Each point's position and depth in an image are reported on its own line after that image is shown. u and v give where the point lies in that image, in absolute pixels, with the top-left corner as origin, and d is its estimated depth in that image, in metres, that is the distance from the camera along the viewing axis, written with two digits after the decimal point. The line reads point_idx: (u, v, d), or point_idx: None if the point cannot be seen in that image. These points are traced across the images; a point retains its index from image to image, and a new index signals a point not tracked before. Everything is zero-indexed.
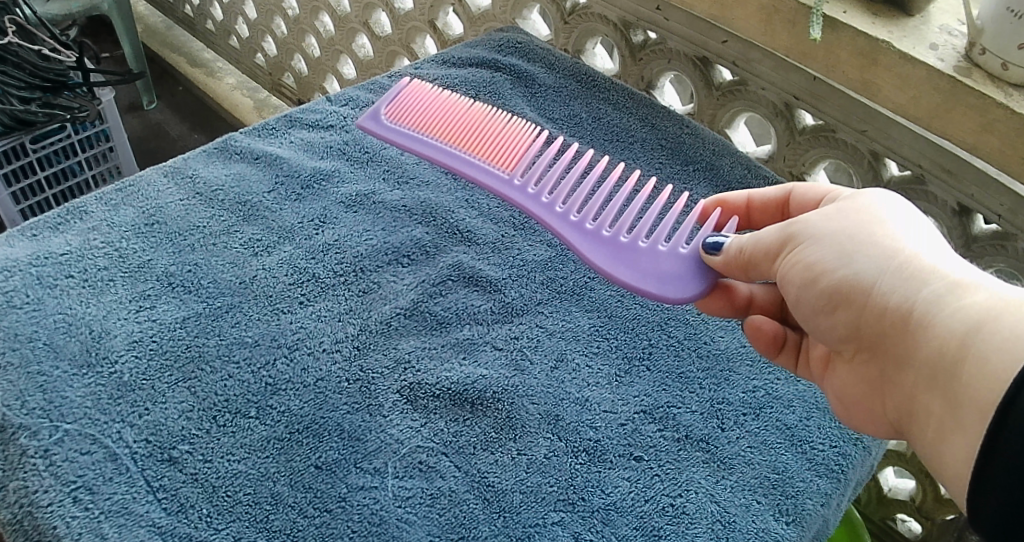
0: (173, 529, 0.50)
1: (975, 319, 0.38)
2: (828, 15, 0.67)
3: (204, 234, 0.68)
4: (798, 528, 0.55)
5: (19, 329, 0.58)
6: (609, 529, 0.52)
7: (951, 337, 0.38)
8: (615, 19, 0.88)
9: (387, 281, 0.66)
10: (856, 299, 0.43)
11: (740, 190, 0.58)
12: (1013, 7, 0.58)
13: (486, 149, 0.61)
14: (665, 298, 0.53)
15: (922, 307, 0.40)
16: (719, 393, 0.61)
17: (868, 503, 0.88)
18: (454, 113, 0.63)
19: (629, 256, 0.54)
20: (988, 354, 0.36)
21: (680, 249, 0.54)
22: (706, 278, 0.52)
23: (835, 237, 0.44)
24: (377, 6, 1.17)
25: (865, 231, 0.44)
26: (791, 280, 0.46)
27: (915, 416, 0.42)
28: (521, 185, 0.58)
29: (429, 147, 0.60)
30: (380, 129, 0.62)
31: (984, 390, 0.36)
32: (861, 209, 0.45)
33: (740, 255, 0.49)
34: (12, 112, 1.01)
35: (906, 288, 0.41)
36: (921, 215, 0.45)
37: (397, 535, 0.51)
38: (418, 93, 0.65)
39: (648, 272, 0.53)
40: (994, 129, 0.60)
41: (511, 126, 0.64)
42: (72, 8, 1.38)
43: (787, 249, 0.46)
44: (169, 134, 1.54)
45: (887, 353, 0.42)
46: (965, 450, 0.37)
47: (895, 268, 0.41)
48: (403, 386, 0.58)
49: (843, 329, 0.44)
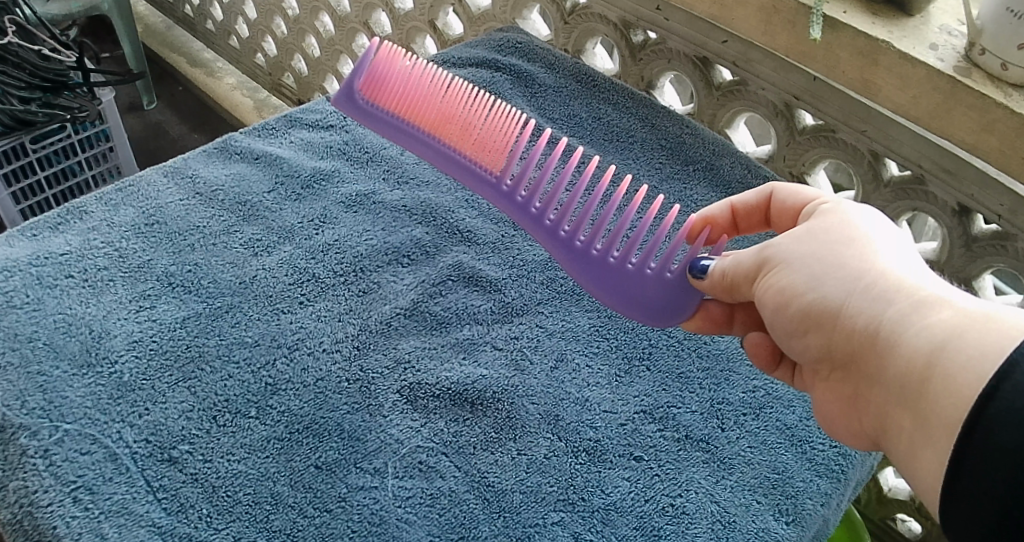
0: (173, 529, 0.49)
1: (941, 336, 0.37)
2: (828, 16, 0.67)
3: (204, 234, 0.68)
4: (798, 528, 0.55)
5: (19, 328, 0.58)
6: (609, 529, 0.52)
7: (918, 355, 0.38)
8: (615, 19, 0.88)
9: (387, 281, 0.66)
10: (827, 320, 0.43)
11: (722, 200, 0.56)
12: (1013, 7, 0.58)
13: (476, 143, 0.55)
14: (648, 322, 0.55)
15: (889, 327, 0.40)
16: (719, 393, 0.61)
17: (868, 503, 0.88)
18: (439, 91, 0.55)
19: (618, 279, 0.55)
20: (953, 372, 0.36)
21: (668, 273, 0.54)
22: (688, 305, 0.54)
23: (806, 258, 0.44)
24: (377, 6, 1.17)
25: (830, 251, 0.43)
26: (765, 302, 0.45)
27: (890, 434, 0.41)
28: (511, 189, 0.55)
29: (414, 140, 0.54)
30: (359, 111, 0.53)
31: (951, 407, 0.36)
32: (828, 227, 0.45)
33: (719, 279, 0.49)
34: (12, 112, 1.01)
35: (873, 308, 0.41)
36: (889, 230, 0.44)
37: (397, 535, 0.51)
38: (394, 61, 0.54)
39: (635, 297, 0.55)
40: (994, 129, 0.60)
41: (495, 110, 0.57)
42: (72, 8, 1.38)
43: (761, 273, 0.46)
44: (169, 134, 1.54)
45: (859, 371, 0.42)
46: (936, 468, 0.37)
47: (862, 289, 0.41)
48: (403, 386, 0.58)
49: (816, 349, 0.44)
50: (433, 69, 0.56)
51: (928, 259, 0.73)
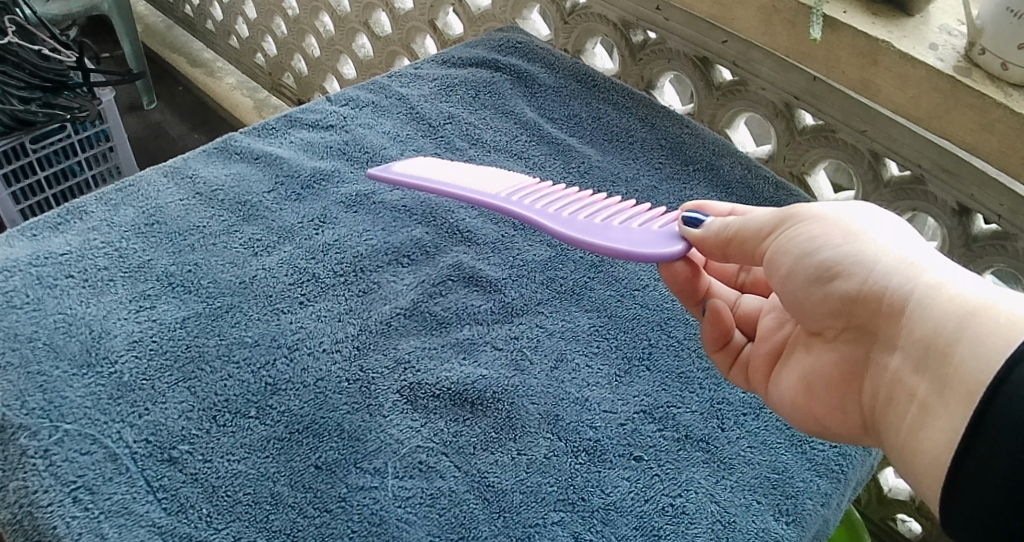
0: (173, 529, 0.49)
1: (970, 307, 0.38)
2: (828, 15, 0.67)
3: (204, 234, 0.68)
4: (798, 528, 0.55)
5: (19, 328, 0.58)
6: (609, 529, 0.52)
7: (946, 319, 0.38)
8: (615, 19, 0.88)
9: (387, 281, 0.66)
10: (850, 279, 0.43)
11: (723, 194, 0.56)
12: (1013, 7, 0.58)
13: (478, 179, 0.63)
14: (644, 253, 0.51)
15: (914, 295, 0.40)
16: (719, 393, 0.61)
17: (868, 503, 0.88)
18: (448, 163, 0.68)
19: (608, 233, 0.53)
20: (981, 338, 0.37)
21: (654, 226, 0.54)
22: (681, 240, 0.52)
23: (841, 222, 0.45)
24: (377, 6, 1.17)
25: (861, 224, 0.44)
26: (786, 255, 0.46)
27: (897, 405, 0.41)
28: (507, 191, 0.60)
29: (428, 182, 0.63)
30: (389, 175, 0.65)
31: (976, 372, 0.36)
32: (860, 206, 0.46)
33: (725, 231, 0.49)
34: (12, 112, 1.01)
35: (904, 273, 0.41)
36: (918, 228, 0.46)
37: (397, 535, 0.51)
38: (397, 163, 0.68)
39: (628, 242, 0.52)
40: (994, 129, 0.60)
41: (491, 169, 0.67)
42: (72, 8, 1.38)
43: (785, 231, 0.46)
44: (169, 134, 1.54)
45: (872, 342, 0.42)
46: (951, 435, 0.37)
47: (896, 256, 0.42)
48: (403, 386, 0.58)
49: (833, 311, 0.44)
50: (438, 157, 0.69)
51: None
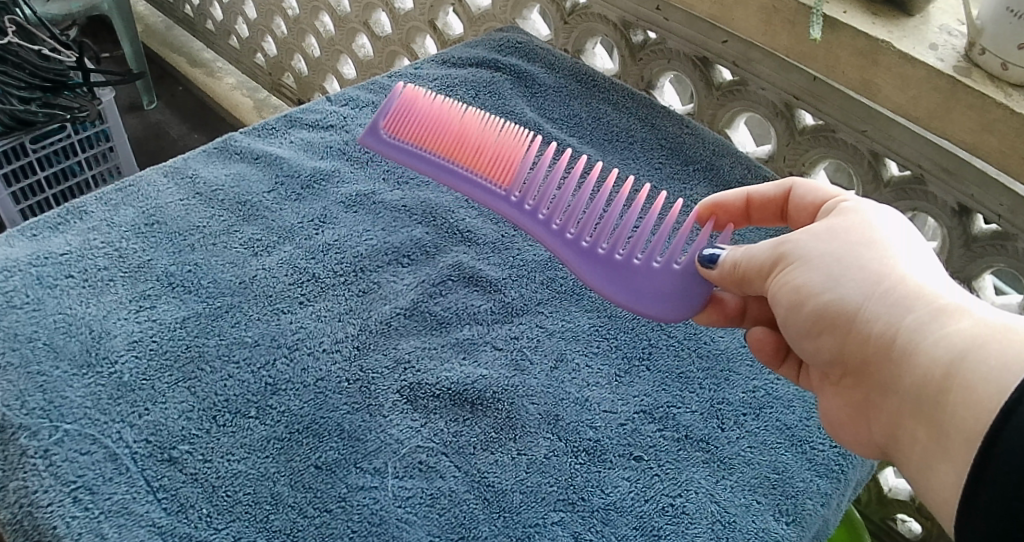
0: (173, 529, 0.49)
1: (960, 347, 0.37)
2: (828, 16, 0.67)
3: (204, 234, 0.68)
4: (798, 528, 0.55)
5: (19, 329, 0.58)
6: (609, 529, 0.52)
7: (936, 364, 0.38)
8: (615, 19, 0.88)
9: (387, 281, 0.66)
10: (842, 322, 0.42)
11: (737, 188, 0.55)
12: (1013, 7, 0.58)
13: (486, 164, 0.57)
14: (664, 316, 0.54)
15: (907, 334, 0.40)
16: (719, 393, 0.61)
17: (868, 503, 0.88)
18: (456, 116, 0.59)
19: (627, 275, 0.55)
20: (971, 382, 0.36)
21: (675, 264, 0.54)
22: (700, 294, 0.53)
23: (826, 258, 0.43)
24: (378, 7, 1.17)
25: (844, 255, 0.43)
26: (778, 303, 0.45)
27: (901, 442, 0.41)
28: (520, 201, 0.57)
29: (434, 166, 0.57)
30: (383, 144, 0.57)
31: (970, 419, 0.36)
32: (845, 229, 0.44)
33: (733, 271, 0.48)
34: (12, 112, 1.01)
35: (891, 313, 0.40)
36: (912, 236, 0.44)
37: (398, 535, 0.51)
38: (417, 95, 0.59)
39: (649, 292, 0.54)
40: (994, 129, 0.60)
41: (502, 132, 0.59)
42: (72, 8, 1.38)
43: (777, 269, 0.45)
44: (169, 134, 1.54)
45: (872, 378, 0.42)
46: (949, 483, 0.37)
47: (881, 294, 0.41)
48: (403, 386, 0.58)
49: (830, 351, 0.44)
50: (431, 100, 0.59)
51: None
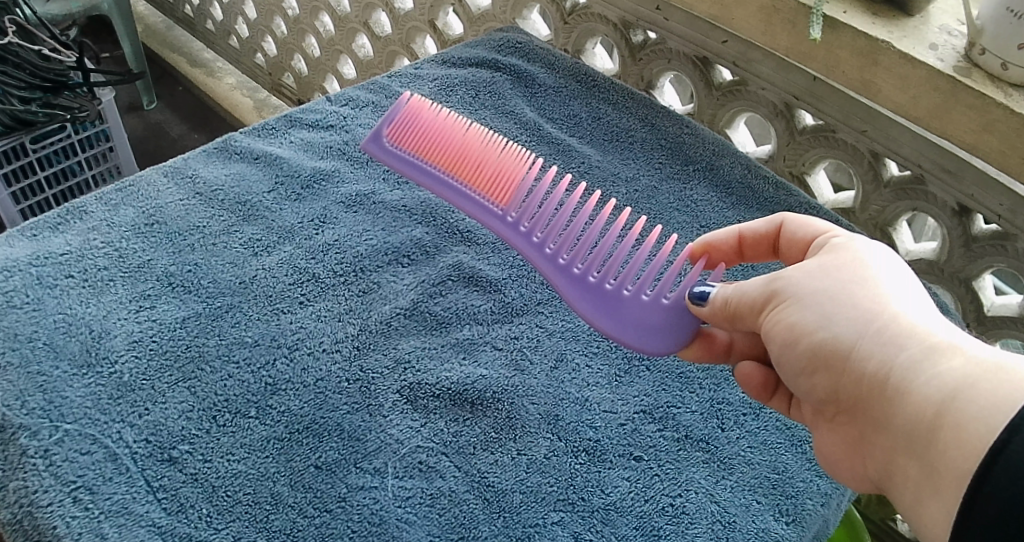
0: (173, 529, 0.49)
1: (951, 387, 0.37)
2: (828, 16, 0.67)
3: (204, 234, 0.68)
4: (798, 528, 0.55)
5: (19, 328, 0.58)
6: (609, 529, 0.52)
7: (929, 403, 0.38)
8: (615, 19, 0.88)
9: (387, 281, 0.66)
10: (835, 361, 0.42)
11: (730, 226, 0.54)
12: (1013, 7, 0.58)
13: (486, 182, 0.57)
14: (648, 350, 0.52)
15: (900, 373, 0.39)
16: (719, 393, 0.61)
17: (868, 503, 0.88)
18: (459, 130, 0.58)
19: (612, 303, 0.53)
20: (963, 422, 0.36)
21: (664, 299, 0.53)
22: (687, 329, 0.52)
23: (818, 295, 0.43)
24: (378, 7, 1.17)
25: (836, 291, 0.42)
26: (771, 339, 0.44)
27: (896, 479, 0.41)
28: (515, 221, 0.56)
29: (433, 179, 0.56)
30: (384, 152, 0.56)
31: (961, 458, 0.36)
32: (837, 265, 0.44)
33: (726, 308, 0.47)
34: (12, 112, 1.01)
35: (884, 352, 0.40)
36: (902, 272, 0.44)
37: (397, 535, 0.51)
38: (421, 107, 0.59)
39: (632, 322, 0.53)
40: (994, 129, 0.60)
41: (506, 152, 0.59)
42: (72, 8, 1.38)
43: (768, 306, 0.45)
44: (169, 134, 1.54)
45: (866, 415, 0.42)
46: (943, 521, 0.37)
47: (874, 332, 0.41)
48: (403, 386, 0.58)
49: (825, 390, 0.43)
50: (437, 112, 0.59)
51: (929, 259, 0.74)
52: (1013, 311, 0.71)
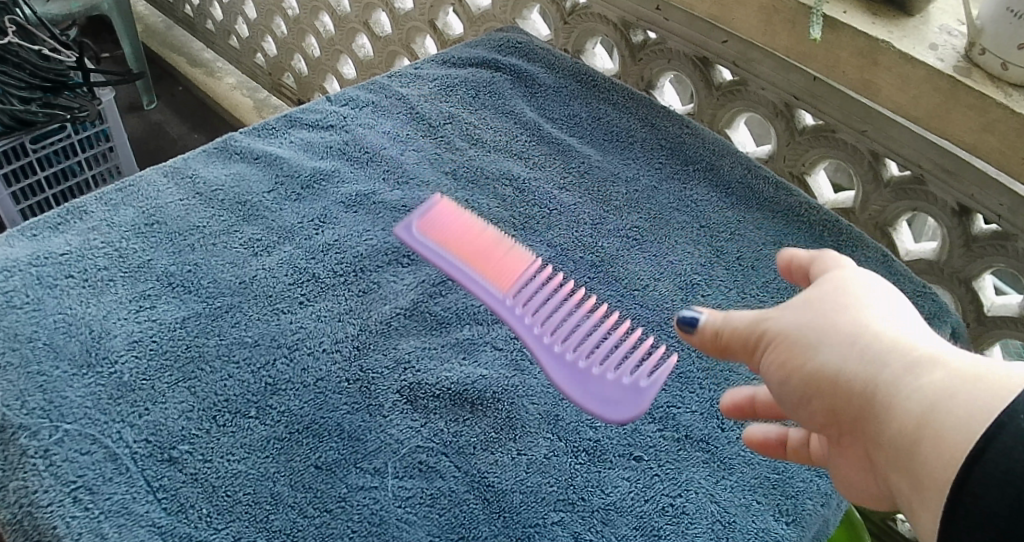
0: (173, 529, 0.49)
1: (936, 401, 0.35)
2: (828, 16, 0.67)
3: (204, 234, 0.68)
4: (798, 528, 0.54)
5: (19, 328, 0.58)
6: (609, 529, 0.52)
7: (914, 420, 0.36)
8: (615, 19, 0.88)
9: (387, 281, 0.66)
10: (819, 387, 0.39)
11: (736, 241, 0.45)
12: (1013, 7, 0.58)
13: (502, 274, 0.56)
14: (608, 417, 0.52)
15: (885, 391, 0.37)
16: (719, 393, 0.61)
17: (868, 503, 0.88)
18: (484, 239, 0.59)
19: (579, 369, 0.53)
20: (947, 435, 0.34)
21: (629, 378, 0.53)
22: (646, 396, 0.52)
23: (794, 319, 0.40)
24: (378, 6, 1.17)
25: (814, 312, 0.40)
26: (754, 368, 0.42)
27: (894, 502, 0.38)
28: (513, 302, 0.55)
29: (453, 264, 0.56)
30: (413, 241, 0.57)
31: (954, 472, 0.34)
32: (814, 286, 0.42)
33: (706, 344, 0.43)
34: (12, 112, 1.01)
35: (867, 371, 0.38)
36: (878, 286, 0.42)
37: (398, 535, 0.51)
38: (450, 214, 0.60)
39: (598, 393, 0.52)
40: (994, 129, 0.60)
41: (521, 255, 0.59)
42: (72, 8, 1.38)
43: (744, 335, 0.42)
44: (169, 134, 1.54)
45: (855, 438, 0.39)
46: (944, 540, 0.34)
47: (855, 352, 0.38)
48: (403, 386, 0.58)
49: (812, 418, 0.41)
50: (466, 220, 0.60)
51: (929, 259, 0.74)
52: (1013, 311, 0.70)
